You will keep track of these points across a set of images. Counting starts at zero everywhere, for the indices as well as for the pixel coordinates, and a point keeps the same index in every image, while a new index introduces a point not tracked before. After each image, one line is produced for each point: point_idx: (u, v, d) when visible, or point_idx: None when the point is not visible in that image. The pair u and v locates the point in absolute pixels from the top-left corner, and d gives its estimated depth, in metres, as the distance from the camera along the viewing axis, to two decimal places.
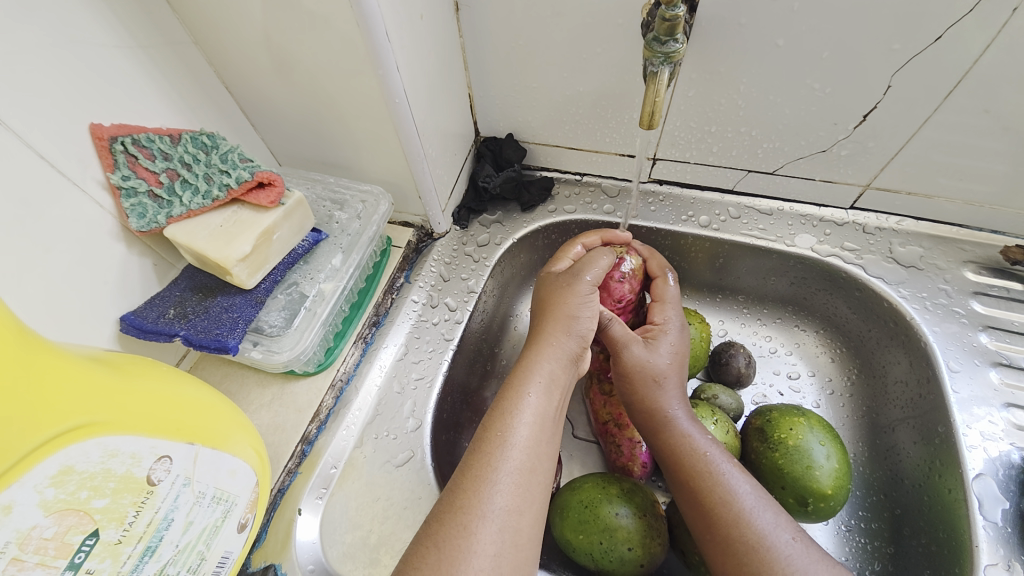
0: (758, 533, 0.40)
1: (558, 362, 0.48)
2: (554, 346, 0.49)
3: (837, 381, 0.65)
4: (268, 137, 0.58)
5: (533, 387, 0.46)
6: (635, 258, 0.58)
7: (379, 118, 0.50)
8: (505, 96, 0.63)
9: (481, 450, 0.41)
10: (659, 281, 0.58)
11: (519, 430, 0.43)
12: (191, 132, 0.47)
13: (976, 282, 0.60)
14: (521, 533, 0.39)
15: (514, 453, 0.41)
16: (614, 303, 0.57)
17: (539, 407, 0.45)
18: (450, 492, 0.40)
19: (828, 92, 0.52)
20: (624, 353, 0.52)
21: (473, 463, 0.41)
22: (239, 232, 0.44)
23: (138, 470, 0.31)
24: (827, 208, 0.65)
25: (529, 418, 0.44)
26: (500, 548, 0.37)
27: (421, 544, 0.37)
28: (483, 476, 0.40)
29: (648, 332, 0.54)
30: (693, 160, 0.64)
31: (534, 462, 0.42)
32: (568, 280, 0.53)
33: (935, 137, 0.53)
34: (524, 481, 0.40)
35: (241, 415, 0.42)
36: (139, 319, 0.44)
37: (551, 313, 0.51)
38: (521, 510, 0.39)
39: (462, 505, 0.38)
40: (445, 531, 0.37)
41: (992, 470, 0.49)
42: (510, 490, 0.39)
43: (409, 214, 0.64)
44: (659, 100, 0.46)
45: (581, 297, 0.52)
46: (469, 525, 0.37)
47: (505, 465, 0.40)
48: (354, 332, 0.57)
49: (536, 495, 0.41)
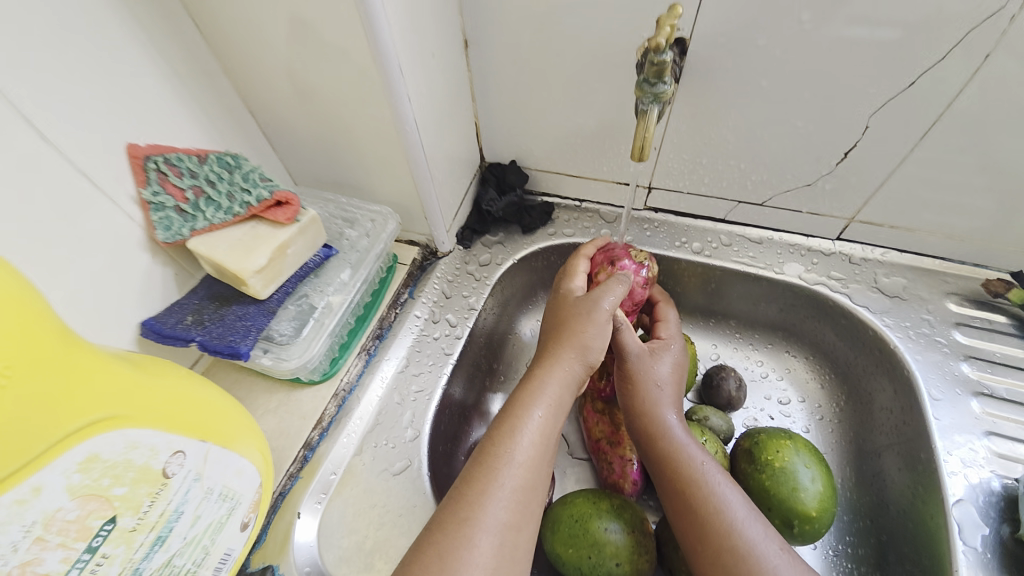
0: (749, 543, 0.42)
1: (566, 386, 0.49)
2: (565, 369, 0.49)
3: (826, 407, 0.67)
4: (286, 158, 0.62)
5: (541, 405, 0.47)
6: (654, 267, 0.61)
7: (391, 144, 0.54)
8: (510, 125, 0.67)
9: (484, 464, 0.43)
10: (663, 304, 0.62)
11: (522, 448, 0.44)
12: (216, 153, 0.51)
13: (959, 312, 0.62)
14: (518, 547, 0.41)
15: (514, 471, 0.43)
16: (630, 304, 0.59)
17: (543, 426, 0.46)
18: (452, 502, 0.42)
19: (810, 130, 0.56)
20: (630, 359, 0.54)
21: (478, 473, 0.43)
22: (256, 246, 0.48)
23: (154, 463, 0.34)
24: (814, 238, 0.68)
25: (534, 437, 0.45)
26: (501, 563, 0.39)
27: (425, 550, 0.39)
28: (486, 491, 0.41)
29: (653, 343, 0.57)
30: (686, 190, 0.68)
31: (534, 479, 0.44)
32: (592, 305, 0.52)
33: (912, 173, 0.56)
34: (524, 497, 0.42)
35: (250, 419, 0.44)
36: (158, 323, 0.47)
37: (568, 336, 0.51)
38: (519, 526, 0.41)
39: (466, 518, 0.40)
40: (450, 542, 0.39)
41: (973, 496, 0.50)
42: (510, 506, 0.41)
43: (415, 234, 0.68)
44: (648, 135, 0.50)
45: (603, 329, 0.51)
46: (470, 536, 0.39)
47: (508, 482, 0.42)
48: (358, 344, 0.59)
49: (533, 509, 0.43)
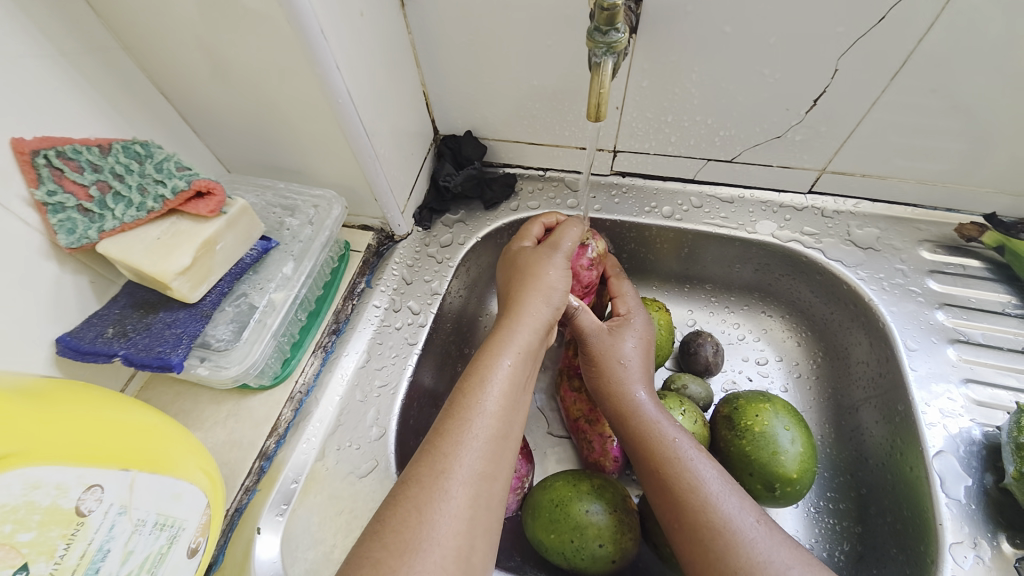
0: (724, 518, 0.40)
1: (535, 332, 0.49)
2: (533, 316, 0.50)
3: (804, 364, 0.66)
4: (212, 143, 0.56)
5: (510, 354, 0.46)
6: (600, 242, 0.59)
7: (325, 120, 0.49)
8: (460, 92, 0.62)
9: (455, 415, 0.42)
10: (614, 279, 0.60)
11: (490, 397, 0.43)
12: (122, 141, 0.45)
13: (933, 260, 0.60)
14: (492, 495, 0.40)
15: (486, 420, 0.42)
16: (580, 288, 0.58)
17: (513, 373, 0.45)
18: (426, 454, 0.40)
19: (778, 78, 0.52)
20: (591, 340, 0.53)
21: (451, 425, 0.41)
22: (178, 244, 0.42)
23: (64, 501, 0.30)
24: (786, 193, 0.65)
25: (503, 386, 0.44)
26: (475, 513, 0.38)
27: (399, 504, 0.37)
28: (459, 441, 0.40)
29: (612, 321, 0.54)
30: (652, 151, 0.64)
31: (507, 427, 0.43)
32: (549, 257, 0.54)
33: (884, 118, 0.53)
34: (496, 446, 0.41)
35: (185, 438, 0.40)
36: (75, 339, 0.42)
37: (532, 284, 0.52)
38: (493, 474, 0.40)
39: (441, 469, 0.39)
40: (425, 493, 0.38)
41: (953, 446, 0.49)
42: (484, 455, 0.40)
43: (367, 218, 0.63)
44: (604, 92, 0.45)
45: (565, 273, 0.53)
46: (445, 487, 0.38)
47: (482, 432, 0.41)
48: (313, 341, 0.55)
49: (506, 459, 0.42)
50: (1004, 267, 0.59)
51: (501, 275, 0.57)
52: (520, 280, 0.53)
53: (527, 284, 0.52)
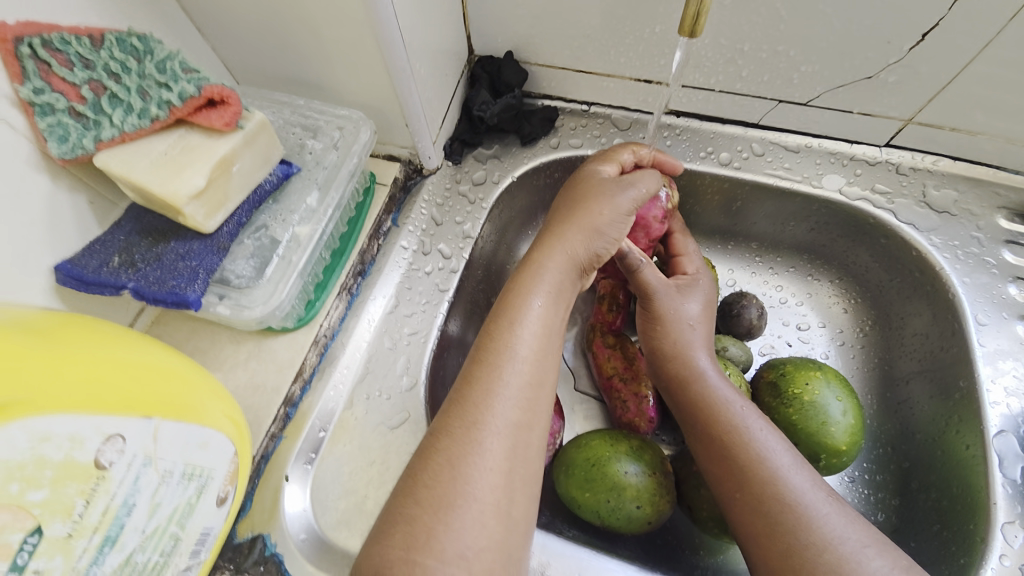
0: (795, 493, 0.37)
1: (567, 270, 0.45)
2: (568, 252, 0.45)
3: (849, 332, 0.63)
4: (220, 46, 0.48)
5: (541, 295, 0.42)
6: (672, 193, 0.54)
7: (355, 23, 0.41)
8: (506, 3, 0.53)
9: (484, 361, 0.38)
10: (678, 235, 0.55)
11: (523, 341, 0.40)
12: (116, 32, 0.37)
13: (1010, 230, 0.55)
14: (530, 446, 0.37)
15: (518, 366, 0.38)
16: (646, 241, 0.53)
17: (545, 316, 0.42)
18: (456, 403, 0.37)
19: (888, 1, 0.44)
20: (657, 298, 0.49)
21: (480, 373, 0.38)
22: (189, 162, 0.36)
23: (80, 454, 0.27)
24: (859, 145, 0.59)
25: (535, 329, 0.41)
26: (513, 466, 0.35)
27: (431, 457, 0.35)
28: (490, 390, 0.37)
29: (678, 279, 0.51)
30: (718, 87, 0.56)
31: (541, 373, 0.39)
32: (609, 189, 0.48)
33: (997, 62, 0.46)
34: (531, 393, 0.38)
35: (210, 380, 0.37)
36: (76, 268, 0.37)
37: (577, 220, 0.46)
38: (529, 424, 0.37)
39: (474, 421, 0.36)
40: (457, 445, 0.35)
41: (1013, 426, 0.47)
42: (520, 404, 0.37)
43: (395, 147, 0.56)
44: (705, 1, 0.38)
45: (615, 212, 0.47)
46: (480, 440, 0.35)
47: (514, 379, 0.38)
48: (337, 282, 0.50)
49: (542, 406, 0.39)
50: None
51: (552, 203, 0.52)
52: (560, 215, 0.48)
53: (568, 219, 0.47)
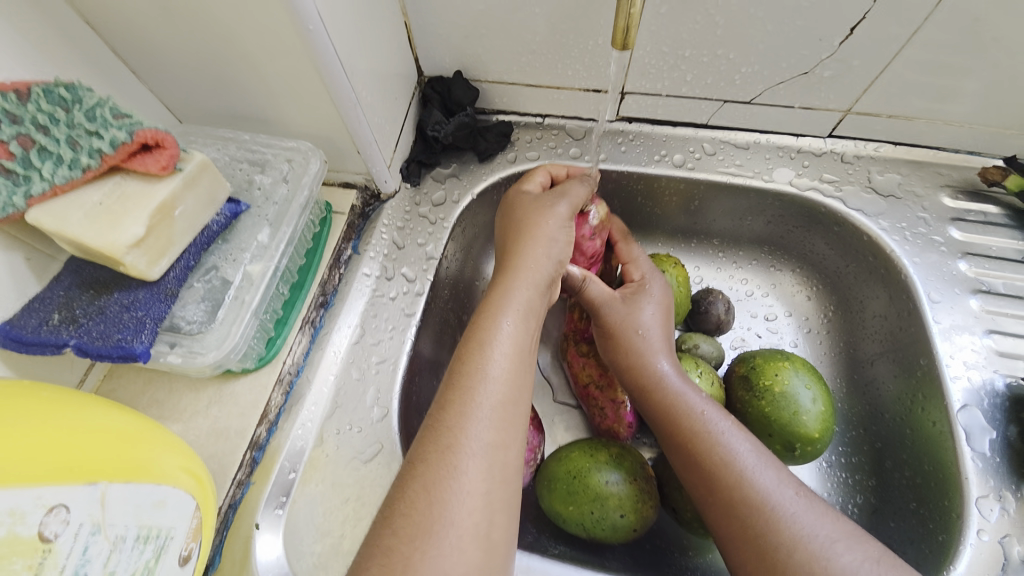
0: (761, 493, 0.38)
1: (535, 289, 0.45)
2: (532, 270, 0.45)
3: (814, 319, 0.64)
4: (158, 88, 0.47)
5: (509, 315, 0.42)
6: (602, 207, 0.53)
7: (294, 57, 0.41)
8: (450, 25, 0.53)
9: (457, 385, 0.38)
10: (623, 245, 0.55)
11: (497, 362, 0.39)
12: (42, 83, 0.35)
13: (954, 207, 0.58)
14: (509, 466, 0.36)
15: (491, 387, 0.38)
16: (585, 260, 0.53)
17: (516, 336, 0.41)
18: (431, 429, 0.36)
19: (816, 2, 0.46)
20: (604, 312, 0.49)
21: (453, 397, 0.37)
22: (126, 211, 0.35)
23: (23, 529, 0.25)
24: (805, 137, 0.60)
25: (507, 350, 0.40)
26: (491, 487, 0.34)
27: (407, 485, 0.34)
28: (464, 412, 0.36)
29: (625, 289, 0.51)
30: (665, 92, 0.58)
31: (516, 393, 0.39)
32: (548, 205, 0.49)
33: (924, 51, 0.48)
34: (507, 413, 0.38)
35: (161, 434, 0.36)
36: (14, 328, 0.36)
37: (532, 237, 0.47)
38: (506, 444, 0.36)
39: (449, 444, 0.35)
40: (433, 471, 0.34)
41: (977, 399, 0.49)
42: (495, 425, 0.37)
43: (349, 174, 0.55)
44: (633, 13, 0.39)
45: (560, 222, 0.48)
46: (456, 463, 0.34)
47: (488, 400, 0.37)
48: (299, 317, 0.49)
49: (519, 424, 0.38)
50: None
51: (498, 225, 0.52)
52: (517, 232, 0.48)
53: (525, 237, 0.47)
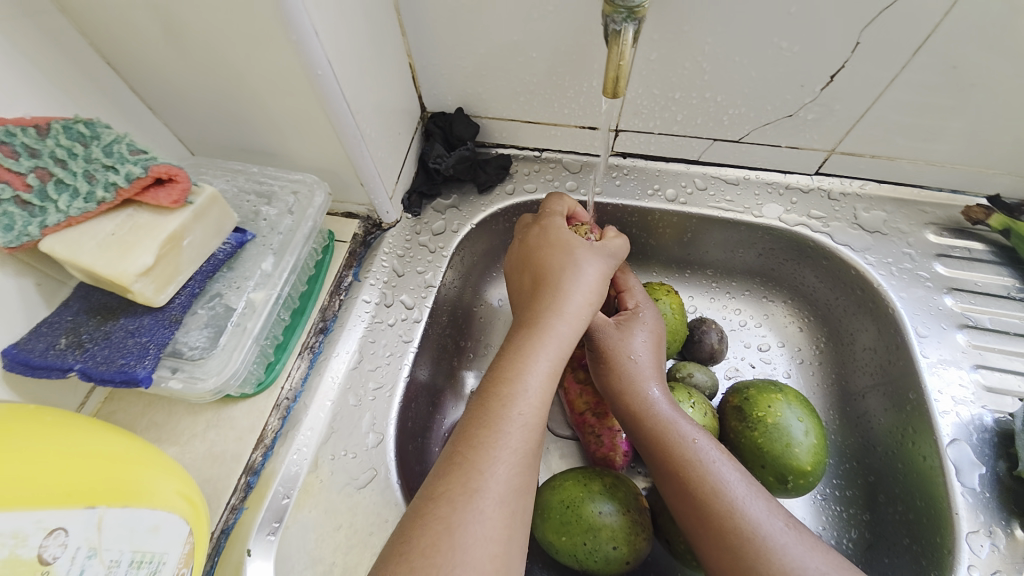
0: (752, 523, 0.38)
1: (574, 332, 0.45)
2: (572, 313, 0.46)
3: (806, 350, 0.65)
4: (173, 122, 0.50)
5: (547, 358, 0.42)
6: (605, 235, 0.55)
7: (303, 97, 0.43)
8: (452, 65, 0.56)
9: (488, 425, 0.38)
10: (620, 274, 0.56)
11: (526, 406, 0.40)
12: (63, 119, 0.37)
13: (939, 243, 0.59)
14: (524, 509, 0.37)
15: (523, 432, 0.39)
16: None
17: (549, 379, 0.42)
18: (454, 468, 0.37)
19: (796, 51, 0.49)
20: (598, 335, 0.50)
21: (483, 437, 0.38)
22: (136, 241, 0.37)
23: (24, 551, 0.27)
24: (792, 174, 0.63)
25: (539, 392, 0.41)
26: (512, 532, 0.35)
27: (428, 524, 0.34)
28: (494, 456, 0.37)
29: (620, 315, 0.52)
30: (657, 130, 0.60)
31: (541, 437, 0.40)
32: (582, 250, 0.50)
33: (901, 97, 0.51)
34: (529, 456, 0.38)
35: (163, 458, 0.37)
36: (22, 352, 0.37)
37: (575, 282, 0.47)
38: (526, 488, 0.38)
39: (475, 487, 0.36)
40: (457, 513, 0.34)
41: (966, 434, 0.49)
42: (519, 469, 0.37)
43: (353, 204, 0.57)
44: (623, 63, 0.41)
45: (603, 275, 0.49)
46: (479, 506, 0.35)
47: (515, 445, 0.38)
48: (298, 342, 0.51)
49: (536, 468, 0.39)
50: (1009, 250, 0.58)
51: (512, 257, 0.54)
52: (549, 269, 0.49)
53: (564, 280, 0.48)
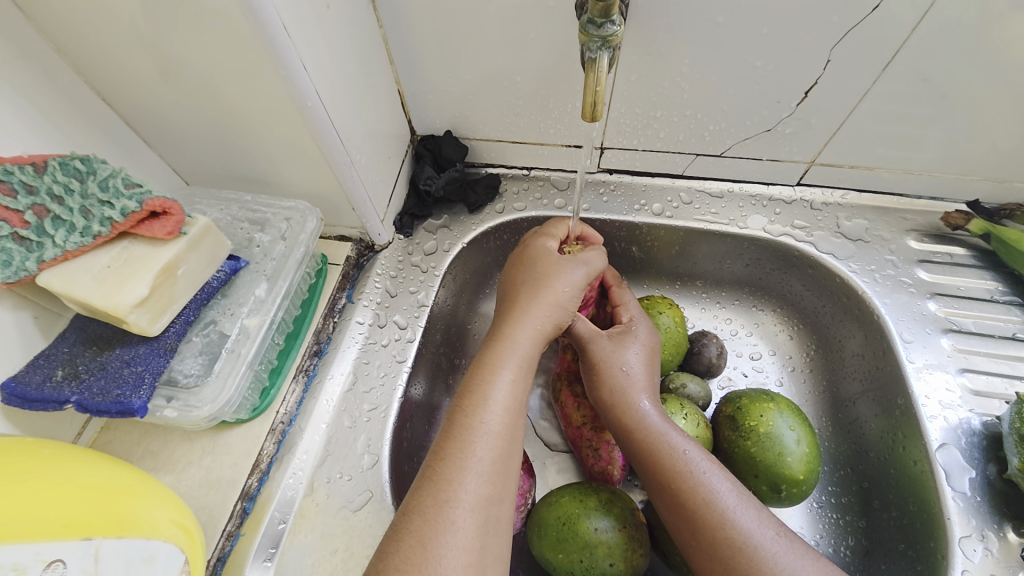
0: (743, 534, 0.39)
1: (534, 342, 0.46)
2: (534, 323, 0.47)
3: (797, 358, 0.66)
4: (167, 153, 0.51)
5: (509, 368, 0.43)
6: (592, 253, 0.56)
7: (294, 127, 0.45)
8: (439, 91, 0.58)
9: (455, 437, 0.39)
10: (617, 288, 0.57)
11: (493, 416, 0.40)
12: (59, 156, 0.38)
13: (921, 249, 0.61)
14: (500, 519, 0.37)
15: (490, 442, 0.39)
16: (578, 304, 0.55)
17: (514, 388, 0.43)
18: (427, 481, 0.37)
19: (770, 69, 0.50)
20: (590, 347, 0.51)
21: (451, 449, 0.39)
22: (132, 272, 0.38)
23: None
24: (775, 186, 0.64)
25: (505, 402, 0.41)
26: (485, 543, 0.36)
27: (403, 539, 0.35)
28: (463, 466, 0.37)
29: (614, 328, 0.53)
30: (641, 147, 0.62)
31: (510, 446, 0.40)
32: (557, 264, 0.50)
33: (874, 109, 0.53)
34: (500, 466, 0.39)
35: (159, 488, 0.38)
36: (19, 385, 0.37)
37: (539, 293, 0.48)
38: (499, 497, 0.38)
39: (446, 498, 0.36)
40: (429, 526, 0.35)
41: (955, 439, 0.50)
42: (490, 479, 0.38)
43: (345, 228, 0.58)
44: (600, 89, 0.42)
45: (573, 286, 0.50)
46: (450, 517, 0.35)
47: (484, 454, 0.38)
48: (293, 365, 0.51)
49: (511, 476, 0.39)
50: (990, 254, 0.60)
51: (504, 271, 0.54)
52: (521, 284, 0.50)
53: (530, 293, 0.49)
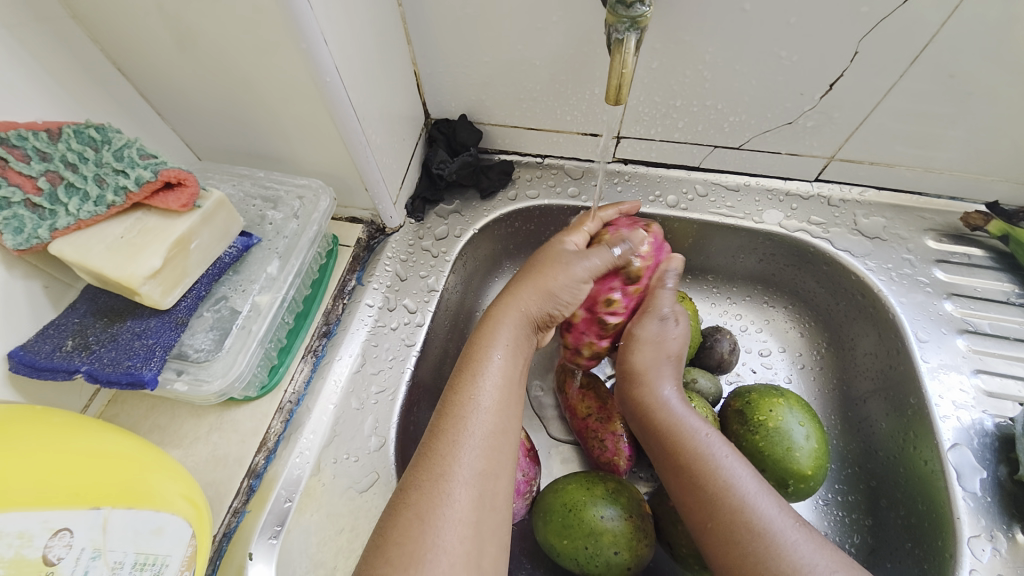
0: (762, 519, 0.38)
1: (522, 324, 0.46)
2: (523, 306, 0.47)
3: (807, 356, 0.65)
4: (180, 127, 0.50)
5: (500, 348, 0.44)
6: None
7: (312, 103, 0.44)
8: (456, 73, 0.57)
9: (450, 414, 0.39)
10: None
11: (487, 392, 0.40)
12: (74, 124, 0.38)
13: (938, 249, 0.60)
14: (498, 494, 0.37)
15: (483, 417, 0.39)
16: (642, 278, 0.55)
17: (506, 368, 0.43)
18: (424, 457, 0.37)
19: (795, 60, 0.49)
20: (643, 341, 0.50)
21: (446, 425, 0.38)
22: (145, 243, 0.37)
23: (29, 551, 0.28)
24: (792, 181, 0.63)
25: (497, 380, 0.41)
26: (483, 518, 0.35)
27: (400, 513, 0.35)
28: (457, 441, 0.37)
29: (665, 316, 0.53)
30: (658, 137, 0.61)
31: (505, 423, 0.40)
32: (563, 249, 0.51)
33: (898, 105, 0.52)
34: (495, 442, 0.38)
35: (170, 460, 0.38)
36: (29, 354, 0.37)
37: (531, 275, 0.49)
38: (495, 473, 0.37)
39: (441, 473, 0.36)
40: (427, 499, 0.35)
41: (967, 439, 0.50)
42: (485, 453, 0.37)
43: (357, 209, 0.58)
44: (626, 72, 0.42)
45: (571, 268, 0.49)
46: (448, 491, 0.35)
47: (479, 429, 0.38)
48: (302, 345, 0.51)
49: (507, 453, 0.39)
50: (1008, 257, 0.59)
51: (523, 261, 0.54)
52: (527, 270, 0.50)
53: (525, 277, 0.49)
